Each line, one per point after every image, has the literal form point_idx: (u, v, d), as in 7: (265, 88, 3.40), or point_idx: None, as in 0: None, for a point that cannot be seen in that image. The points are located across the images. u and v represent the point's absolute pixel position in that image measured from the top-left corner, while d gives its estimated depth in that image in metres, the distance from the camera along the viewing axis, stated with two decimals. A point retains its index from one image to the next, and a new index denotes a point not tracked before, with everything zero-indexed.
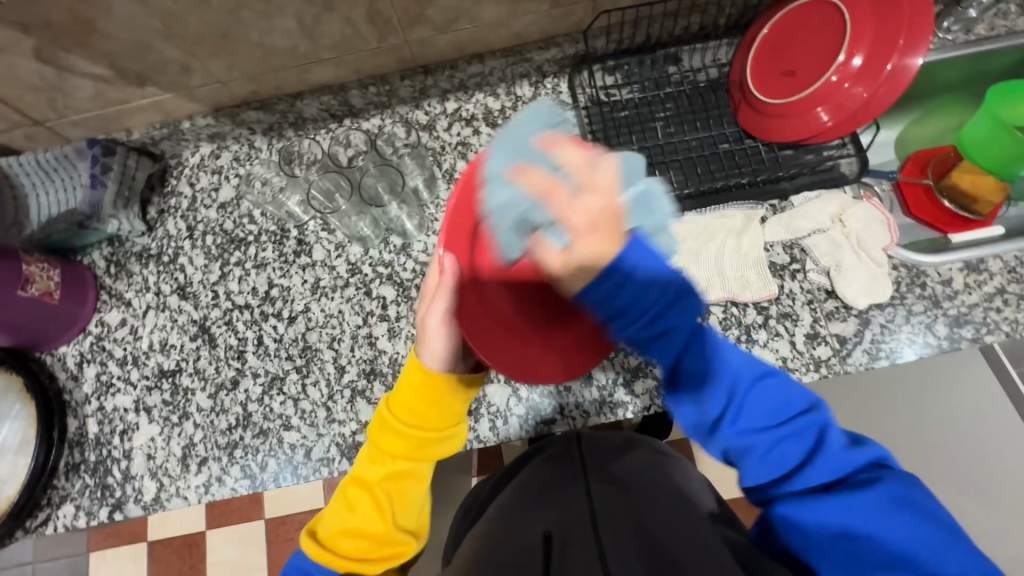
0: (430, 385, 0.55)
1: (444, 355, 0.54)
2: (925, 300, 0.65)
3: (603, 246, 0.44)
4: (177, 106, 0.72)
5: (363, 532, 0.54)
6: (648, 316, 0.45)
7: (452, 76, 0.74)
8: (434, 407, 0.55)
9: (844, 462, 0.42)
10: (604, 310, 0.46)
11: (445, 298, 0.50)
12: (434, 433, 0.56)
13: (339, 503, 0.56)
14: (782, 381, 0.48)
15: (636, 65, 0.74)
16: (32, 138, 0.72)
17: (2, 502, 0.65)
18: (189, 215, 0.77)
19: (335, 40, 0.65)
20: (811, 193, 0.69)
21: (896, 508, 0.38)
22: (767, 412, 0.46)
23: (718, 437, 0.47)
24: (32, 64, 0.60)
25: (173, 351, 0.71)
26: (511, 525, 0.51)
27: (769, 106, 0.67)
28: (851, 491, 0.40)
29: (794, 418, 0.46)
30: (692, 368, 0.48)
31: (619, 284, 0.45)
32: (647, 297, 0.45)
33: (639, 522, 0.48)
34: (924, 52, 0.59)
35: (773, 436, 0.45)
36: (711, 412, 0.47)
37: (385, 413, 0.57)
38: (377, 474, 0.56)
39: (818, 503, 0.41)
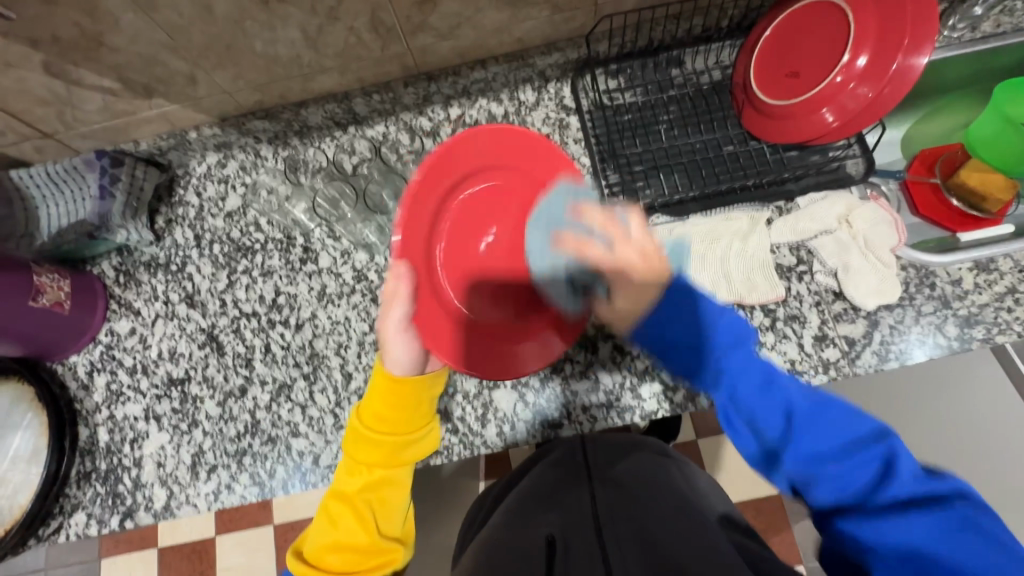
0: (395, 389, 0.57)
1: (406, 359, 0.56)
2: (934, 300, 0.65)
3: (643, 295, 0.51)
4: (183, 117, 0.72)
5: (348, 544, 0.54)
6: (700, 339, 0.51)
7: (455, 82, 0.74)
8: (403, 413, 0.57)
9: (911, 487, 0.40)
10: (659, 344, 0.52)
11: (403, 306, 0.53)
12: (403, 437, 0.57)
13: (323, 518, 0.56)
14: (847, 412, 0.45)
15: (639, 68, 0.74)
16: (42, 150, 0.73)
17: (14, 511, 0.65)
18: (196, 224, 0.77)
19: (338, 49, 0.65)
20: (817, 194, 0.69)
21: (955, 526, 0.37)
22: (833, 439, 0.44)
23: (782, 465, 0.45)
24: (42, 77, 0.60)
25: (182, 360, 0.72)
26: (513, 531, 0.50)
27: (773, 108, 0.67)
28: (920, 510, 0.38)
29: (862, 446, 0.43)
30: (731, 398, 0.48)
31: (677, 307, 0.51)
32: (694, 329, 0.51)
33: (643, 524, 0.46)
34: (929, 51, 0.58)
35: (840, 462, 0.43)
36: (771, 439, 0.46)
37: (355, 424, 0.58)
38: (355, 485, 0.56)
39: (889, 520, 0.39)
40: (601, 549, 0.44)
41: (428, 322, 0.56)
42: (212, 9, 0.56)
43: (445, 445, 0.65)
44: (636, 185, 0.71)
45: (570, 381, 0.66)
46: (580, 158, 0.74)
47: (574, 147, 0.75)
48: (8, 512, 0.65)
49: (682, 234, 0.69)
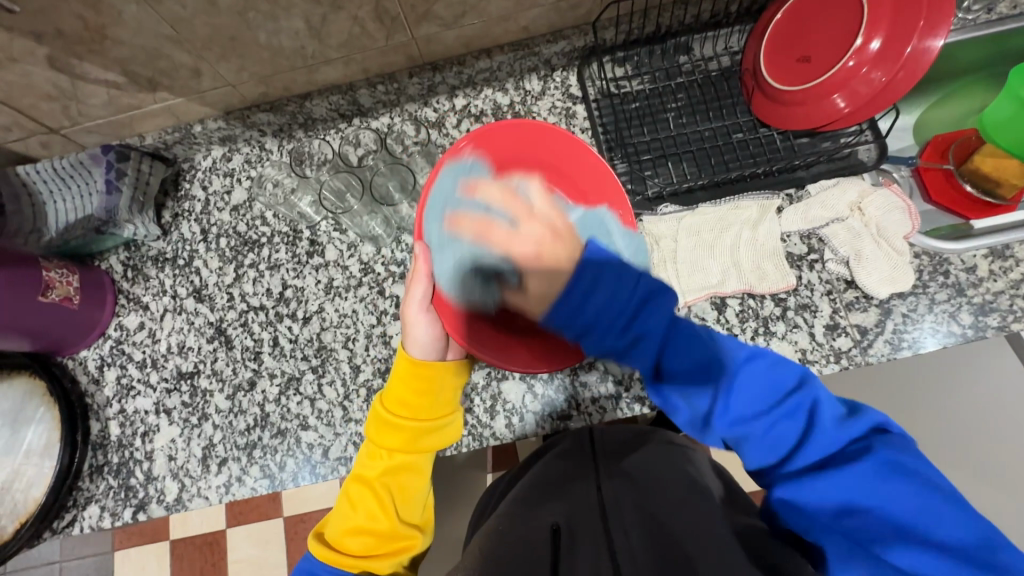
0: (418, 374, 0.57)
1: (428, 343, 0.57)
2: (948, 288, 0.64)
3: (557, 270, 0.48)
4: (187, 110, 0.72)
5: (368, 529, 0.54)
6: (620, 323, 0.44)
7: (460, 72, 0.73)
8: (425, 398, 0.56)
9: (840, 438, 0.39)
10: (575, 325, 0.45)
11: (421, 287, 0.57)
12: (426, 422, 0.56)
13: (345, 502, 0.56)
14: (770, 363, 0.44)
15: (646, 55, 0.73)
16: (48, 145, 0.73)
17: (28, 504, 0.66)
18: (203, 219, 0.77)
19: (342, 40, 0.65)
20: (829, 180, 0.68)
21: (889, 472, 0.35)
22: (762, 395, 0.43)
23: (713, 427, 0.43)
24: (47, 72, 0.60)
25: (190, 353, 0.72)
26: (519, 517, 0.50)
27: (783, 94, 0.66)
28: (847, 464, 0.37)
29: (789, 397, 0.42)
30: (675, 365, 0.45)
31: (591, 284, 0.44)
32: (621, 298, 0.44)
33: (647, 508, 0.47)
34: (945, 33, 0.57)
35: (767, 420, 0.42)
36: (699, 406, 0.44)
37: (379, 408, 0.58)
38: (376, 469, 0.56)
39: (819, 480, 0.38)
40: (608, 541, 0.44)
41: (448, 306, 0.57)
42: (215, 1, 0.55)
43: (455, 437, 0.65)
44: (644, 173, 0.70)
45: (579, 372, 0.66)
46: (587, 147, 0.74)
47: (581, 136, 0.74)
48: (22, 505, 0.66)
49: (692, 223, 0.68)
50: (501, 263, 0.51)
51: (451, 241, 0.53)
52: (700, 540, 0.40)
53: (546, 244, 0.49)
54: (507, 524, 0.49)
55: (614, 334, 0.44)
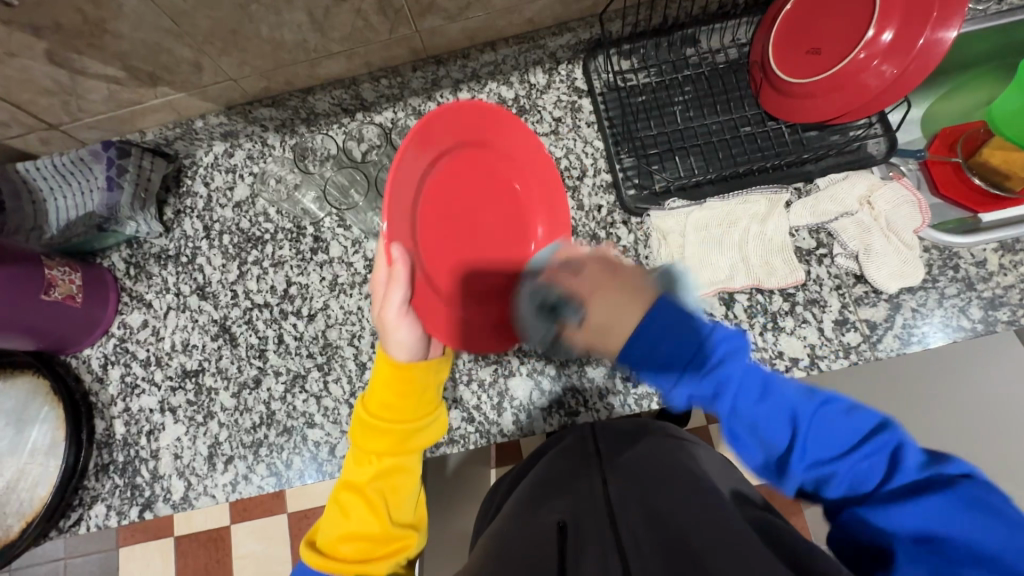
0: (400, 374, 0.55)
1: (412, 346, 0.55)
2: (958, 283, 0.63)
3: (624, 309, 0.44)
4: (188, 105, 0.71)
5: (360, 534, 0.53)
6: (692, 363, 0.43)
7: (464, 65, 0.73)
8: (410, 399, 0.56)
9: (918, 475, 0.37)
10: (651, 363, 0.44)
11: (401, 290, 0.51)
12: (409, 423, 0.56)
13: (334, 509, 0.55)
14: (844, 407, 0.42)
15: (652, 48, 0.73)
16: (48, 141, 0.72)
17: (34, 503, 0.66)
18: (205, 215, 0.76)
19: (345, 33, 0.64)
20: (838, 174, 0.67)
21: (971, 507, 0.34)
22: (836, 439, 0.41)
23: (787, 473, 0.42)
24: (46, 67, 0.59)
25: (195, 351, 0.71)
26: (521, 520, 0.48)
27: (792, 87, 0.65)
28: (928, 493, 0.35)
29: (868, 439, 0.40)
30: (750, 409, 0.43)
31: (659, 333, 0.43)
32: (687, 348, 0.43)
33: (650, 500, 0.46)
34: (958, 25, 0.57)
35: (845, 461, 0.40)
36: (775, 447, 0.42)
37: (360, 413, 0.56)
38: (364, 474, 0.55)
39: (897, 506, 0.36)
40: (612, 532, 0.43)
41: (422, 302, 0.55)
42: None
43: (462, 435, 0.65)
44: (651, 168, 0.70)
45: (586, 369, 0.66)
46: (593, 142, 0.73)
47: (587, 131, 0.73)
48: (28, 504, 0.66)
49: (699, 218, 0.68)
50: (564, 305, 0.47)
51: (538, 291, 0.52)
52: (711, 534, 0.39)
53: (620, 301, 0.44)
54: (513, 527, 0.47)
55: (703, 387, 0.44)
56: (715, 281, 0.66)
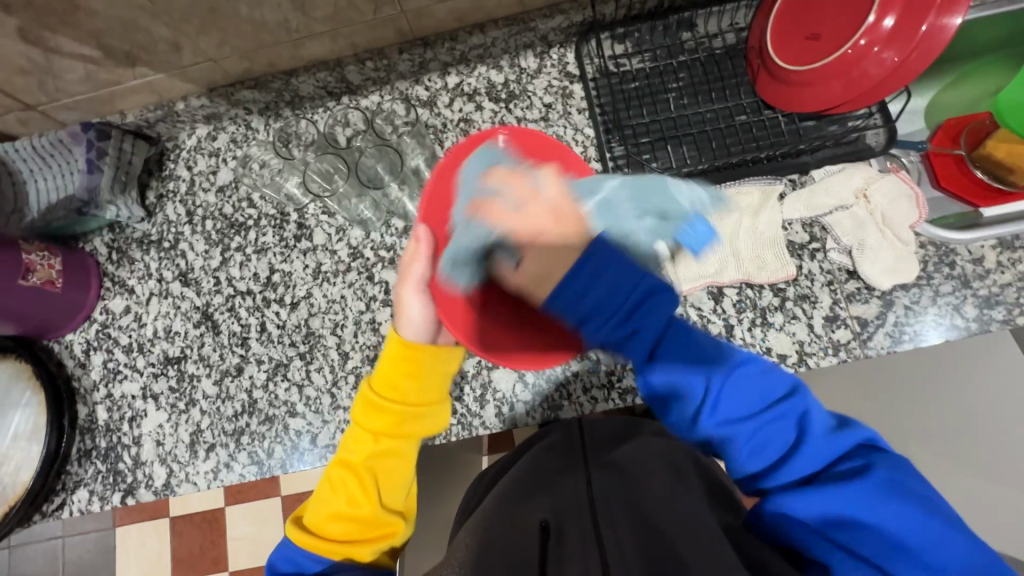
0: (408, 357, 0.57)
1: (421, 323, 0.58)
2: (954, 280, 0.62)
3: (558, 251, 0.49)
4: (169, 87, 0.69)
5: (350, 516, 0.54)
6: (620, 315, 0.46)
7: (452, 48, 0.70)
8: (414, 380, 0.57)
9: (833, 448, 0.41)
10: (577, 311, 0.47)
11: (421, 266, 0.56)
12: (412, 407, 0.56)
13: (324, 487, 0.57)
14: (762, 370, 0.46)
15: (647, 31, 0.70)
16: (26, 123, 0.70)
17: (17, 488, 0.66)
18: (188, 200, 0.75)
19: (328, 12, 0.61)
20: (834, 166, 0.65)
21: (889, 491, 0.38)
22: (750, 398, 0.45)
23: (700, 426, 0.46)
24: (18, 45, 0.58)
25: (177, 338, 0.71)
26: (503, 514, 0.48)
27: (789, 74, 0.62)
28: (846, 479, 0.39)
29: (780, 404, 0.44)
30: (666, 364, 0.47)
31: (584, 285, 0.45)
32: (620, 293, 0.45)
33: (637, 505, 0.46)
34: (964, 12, 0.54)
35: (758, 423, 0.44)
36: (692, 398, 0.46)
37: (367, 391, 0.57)
38: (361, 453, 0.56)
39: (822, 490, 0.39)
40: (596, 541, 0.43)
41: (442, 286, 0.56)
42: None
43: (444, 426, 0.64)
44: (642, 157, 0.68)
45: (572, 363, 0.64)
46: (584, 129, 0.71)
47: (577, 118, 0.71)
48: (10, 488, 0.66)
49: None
50: (506, 242, 0.52)
51: (473, 227, 0.53)
52: (698, 547, 0.38)
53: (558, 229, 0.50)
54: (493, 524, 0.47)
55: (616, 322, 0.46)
56: (705, 274, 0.64)
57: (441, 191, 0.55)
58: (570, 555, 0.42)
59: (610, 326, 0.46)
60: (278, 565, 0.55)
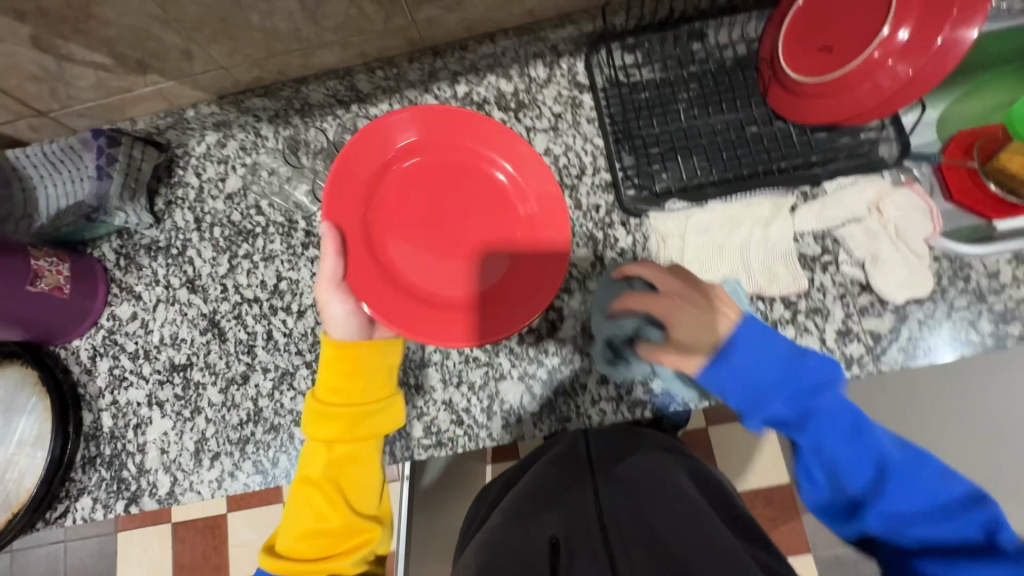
0: (345, 361, 0.59)
1: (345, 322, 0.59)
2: (968, 294, 0.61)
3: (700, 322, 0.52)
4: (179, 94, 0.69)
5: (319, 530, 0.55)
6: (794, 397, 0.49)
7: (462, 57, 0.70)
8: (358, 383, 0.58)
9: (999, 545, 0.40)
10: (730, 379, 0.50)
11: (335, 265, 0.56)
12: (362, 409, 0.58)
13: (291, 509, 0.57)
14: (941, 471, 0.45)
15: (658, 42, 0.70)
16: (37, 129, 0.71)
17: (21, 494, 0.65)
18: (196, 207, 0.75)
19: (340, 21, 0.62)
20: (846, 178, 0.64)
21: None
22: (921, 495, 0.44)
23: (861, 520, 0.46)
24: (30, 52, 0.58)
25: (183, 345, 0.70)
26: (512, 531, 0.47)
27: (802, 86, 0.62)
28: (990, 557, 0.40)
29: (968, 509, 0.42)
30: (831, 452, 0.48)
31: (743, 353, 0.50)
32: (774, 372, 0.49)
33: (647, 521, 0.46)
34: (979, 25, 0.54)
35: (925, 517, 0.43)
36: (853, 492, 0.47)
37: (312, 403, 0.59)
38: (320, 466, 0.57)
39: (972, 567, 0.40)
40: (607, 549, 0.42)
41: (374, 282, 0.56)
42: None
43: (450, 437, 0.63)
44: (652, 168, 0.68)
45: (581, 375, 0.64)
46: (593, 139, 0.71)
47: (587, 127, 0.71)
48: (14, 495, 0.65)
49: (700, 221, 0.66)
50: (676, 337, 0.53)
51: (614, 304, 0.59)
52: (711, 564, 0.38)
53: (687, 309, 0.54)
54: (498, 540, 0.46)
55: (798, 395, 0.49)
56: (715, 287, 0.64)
57: (344, 190, 0.57)
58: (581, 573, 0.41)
59: (766, 410, 0.49)
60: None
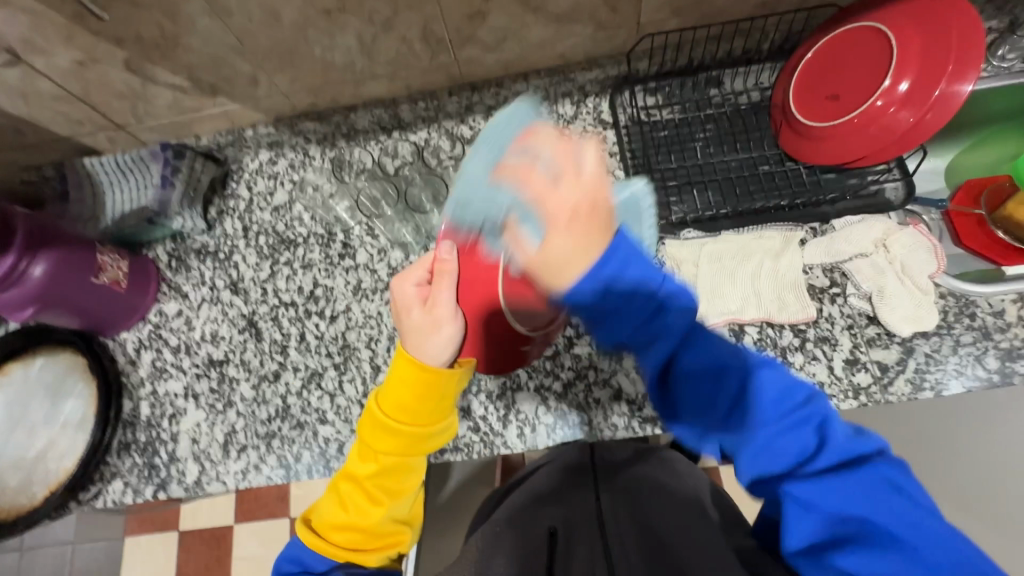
0: (420, 377, 0.51)
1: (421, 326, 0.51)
2: (974, 331, 0.63)
3: (588, 244, 0.40)
4: (242, 115, 0.77)
5: (355, 525, 0.52)
6: (640, 322, 0.41)
7: (497, 93, 0.77)
8: (427, 404, 0.52)
9: (846, 449, 0.38)
10: (589, 312, 0.42)
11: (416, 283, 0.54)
12: (417, 431, 0.52)
13: (333, 496, 0.54)
14: (778, 371, 0.42)
15: (678, 86, 0.76)
16: (113, 140, 0.78)
17: (59, 474, 0.69)
18: (245, 216, 0.82)
19: (390, 57, 0.69)
20: (855, 217, 0.69)
21: (881, 486, 0.36)
22: (768, 399, 0.41)
23: (711, 433, 0.43)
24: (122, 73, 0.66)
25: (222, 342, 0.75)
26: (525, 515, 0.55)
27: (811, 129, 0.67)
28: (848, 471, 0.37)
29: (798, 408, 0.40)
30: (693, 364, 0.43)
31: (617, 267, 0.40)
32: (629, 303, 0.41)
33: (646, 519, 0.52)
34: (974, 79, 0.58)
35: (771, 429, 0.40)
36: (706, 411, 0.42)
37: (375, 409, 0.53)
38: (367, 470, 0.53)
39: (826, 483, 0.37)
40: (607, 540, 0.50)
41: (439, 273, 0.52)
42: (279, 17, 0.60)
43: (466, 443, 0.66)
44: (669, 200, 0.72)
45: (593, 388, 0.66)
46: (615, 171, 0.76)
47: (609, 160, 0.77)
48: (53, 473, 0.69)
49: (714, 250, 0.70)
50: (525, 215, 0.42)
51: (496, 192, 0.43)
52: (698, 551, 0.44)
53: (580, 245, 0.40)
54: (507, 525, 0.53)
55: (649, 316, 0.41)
56: (727, 311, 0.67)
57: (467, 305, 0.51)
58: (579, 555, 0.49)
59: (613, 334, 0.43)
60: (286, 564, 0.53)
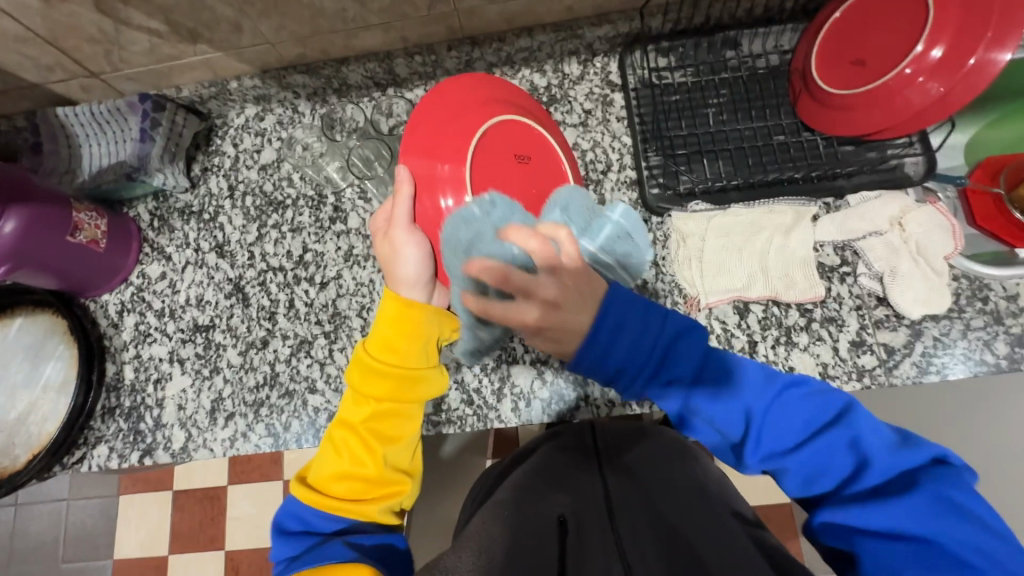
0: (402, 314, 0.53)
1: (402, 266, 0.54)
2: (986, 315, 0.61)
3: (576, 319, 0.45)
4: (225, 66, 0.71)
5: (354, 474, 0.51)
6: (648, 366, 0.45)
7: (499, 49, 0.72)
8: (409, 342, 0.53)
9: (888, 466, 0.39)
10: (604, 371, 0.45)
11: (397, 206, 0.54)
12: (413, 371, 0.53)
13: (327, 449, 0.53)
14: (806, 392, 0.45)
15: (691, 47, 0.71)
16: (87, 89, 0.73)
17: (42, 437, 0.68)
18: (231, 175, 0.78)
19: (385, 5, 0.63)
20: (871, 192, 0.65)
21: (938, 506, 0.36)
22: (795, 427, 0.44)
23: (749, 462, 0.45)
24: (92, 14, 0.60)
25: (208, 307, 0.73)
26: (526, 502, 0.50)
27: (833, 98, 0.63)
28: (897, 495, 0.38)
29: (829, 429, 0.43)
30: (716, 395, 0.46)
31: (614, 330, 0.44)
32: (641, 353, 0.45)
33: (658, 509, 0.49)
34: (1014, 47, 0.54)
35: (806, 453, 0.43)
36: (732, 436, 0.45)
37: (362, 354, 0.54)
38: (360, 414, 0.52)
39: (866, 510, 0.38)
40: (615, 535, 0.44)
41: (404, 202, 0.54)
42: None
43: (458, 416, 0.64)
44: (678, 169, 0.69)
45: None
46: (620, 137, 0.72)
47: (616, 125, 0.72)
48: (35, 437, 0.68)
49: (722, 224, 0.67)
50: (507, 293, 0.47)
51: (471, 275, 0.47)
52: (716, 549, 0.40)
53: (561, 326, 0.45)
54: (513, 510, 0.48)
55: (666, 362, 0.46)
56: (733, 288, 0.65)
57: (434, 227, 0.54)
58: (592, 549, 0.43)
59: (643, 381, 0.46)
60: (286, 522, 0.50)
